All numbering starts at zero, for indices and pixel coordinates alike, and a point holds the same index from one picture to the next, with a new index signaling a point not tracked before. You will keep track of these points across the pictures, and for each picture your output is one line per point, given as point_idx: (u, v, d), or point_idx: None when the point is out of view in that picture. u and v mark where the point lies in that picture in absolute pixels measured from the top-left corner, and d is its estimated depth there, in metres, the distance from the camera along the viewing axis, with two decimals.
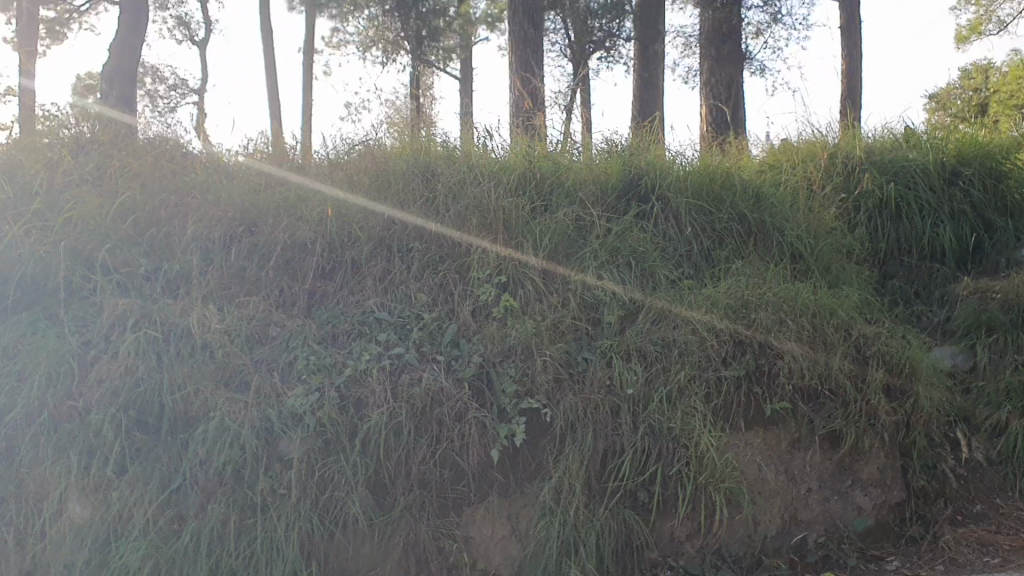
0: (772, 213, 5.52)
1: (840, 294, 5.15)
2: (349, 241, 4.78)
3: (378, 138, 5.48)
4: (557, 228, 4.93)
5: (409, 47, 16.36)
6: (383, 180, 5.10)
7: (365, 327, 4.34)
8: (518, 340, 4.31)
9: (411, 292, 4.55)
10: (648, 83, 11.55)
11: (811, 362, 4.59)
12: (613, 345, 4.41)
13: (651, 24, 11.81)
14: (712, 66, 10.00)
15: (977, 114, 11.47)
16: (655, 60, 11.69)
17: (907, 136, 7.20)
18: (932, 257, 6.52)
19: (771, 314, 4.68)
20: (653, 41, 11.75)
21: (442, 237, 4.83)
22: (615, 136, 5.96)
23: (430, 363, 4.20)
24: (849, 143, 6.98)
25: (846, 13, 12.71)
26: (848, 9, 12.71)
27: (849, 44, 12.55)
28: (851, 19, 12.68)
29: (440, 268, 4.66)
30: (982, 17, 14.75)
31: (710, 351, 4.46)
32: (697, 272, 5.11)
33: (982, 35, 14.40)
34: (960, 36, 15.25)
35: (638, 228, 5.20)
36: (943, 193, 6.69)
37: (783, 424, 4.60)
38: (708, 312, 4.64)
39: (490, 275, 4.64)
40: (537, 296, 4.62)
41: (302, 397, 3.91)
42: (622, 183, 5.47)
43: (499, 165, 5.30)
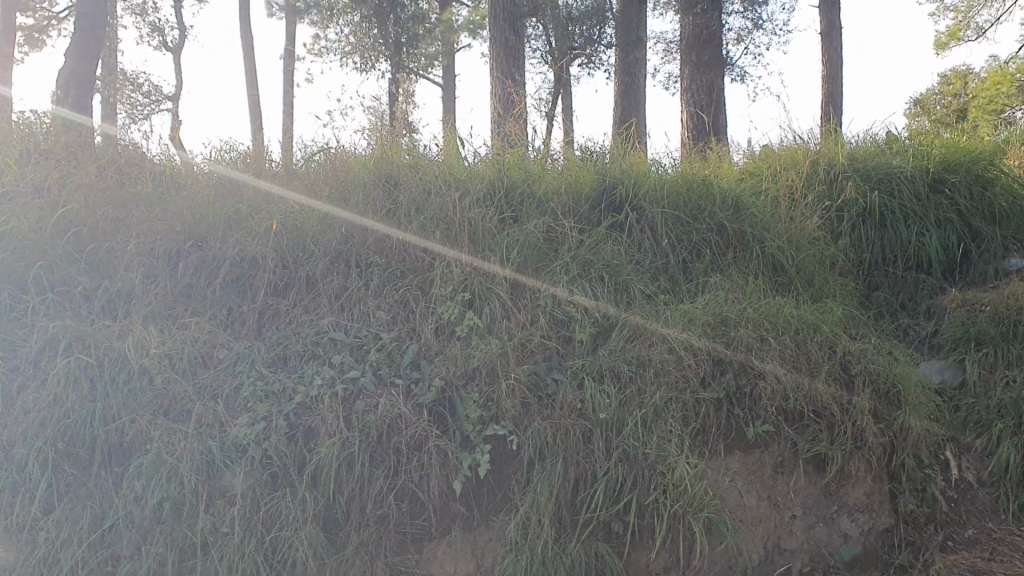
0: (753, 223, 5.27)
1: (823, 308, 4.92)
2: (304, 257, 4.48)
3: (339, 146, 5.20)
4: (526, 240, 4.65)
5: (388, 54, 16.13)
6: (342, 191, 4.82)
7: (319, 349, 4.05)
8: (484, 360, 4.01)
9: (370, 309, 4.26)
10: (629, 88, 11.33)
11: (794, 382, 4.34)
12: (585, 365, 4.15)
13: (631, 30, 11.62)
14: (692, 73, 9.79)
15: (960, 120, 11.30)
16: (636, 66, 11.49)
17: (893, 142, 6.97)
18: (919, 267, 6.27)
19: (751, 331, 4.42)
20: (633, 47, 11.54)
21: (403, 250, 4.54)
22: (591, 143, 5.71)
23: (388, 388, 3.91)
24: (832, 150, 6.76)
25: (827, 18, 12.54)
26: (830, 14, 12.51)
27: (830, 51, 12.38)
28: (833, 23, 12.47)
29: (400, 283, 4.38)
30: (961, 24, 14.63)
31: (687, 371, 4.20)
32: (673, 285, 4.86)
33: (962, 40, 14.25)
34: (938, 43, 15.12)
35: (612, 240, 4.95)
36: (928, 200, 6.47)
37: (764, 447, 4.35)
38: (685, 329, 4.39)
39: (454, 290, 4.34)
40: (505, 313, 4.33)
41: (246, 427, 3.68)
42: (595, 193, 5.21)
43: (467, 174, 5.03)
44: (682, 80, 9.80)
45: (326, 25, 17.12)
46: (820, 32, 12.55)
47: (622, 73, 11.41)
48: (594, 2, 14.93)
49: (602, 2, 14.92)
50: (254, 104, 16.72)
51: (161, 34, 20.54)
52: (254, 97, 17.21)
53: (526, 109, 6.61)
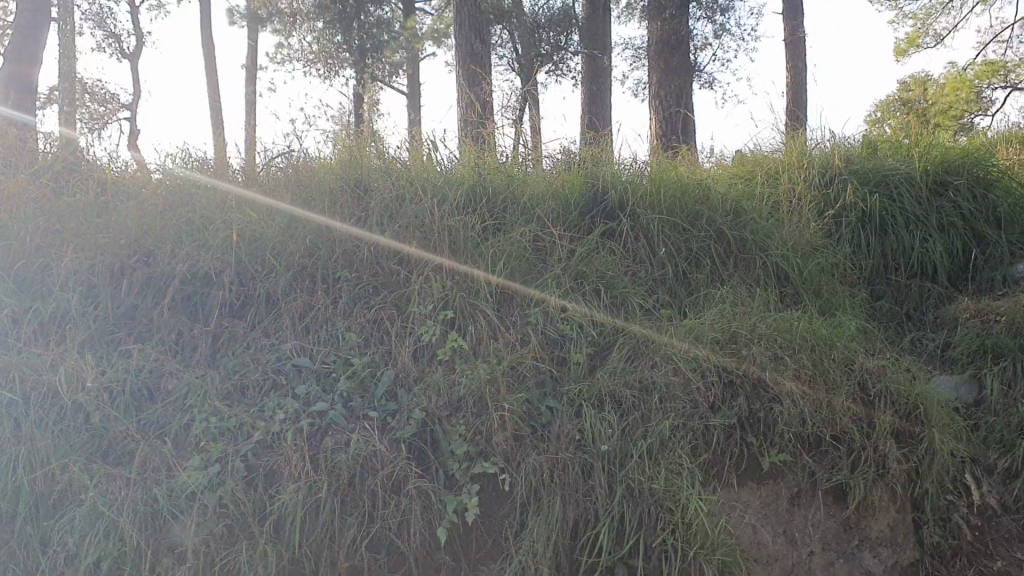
0: (754, 230, 4.85)
1: (836, 321, 4.49)
2: (262, 272, 3.99)
3: (300, 150, 4.72)
4: (513, 251, 4.20)
5: (352, 60, 15.58)
6: (307, 198, 4.34)
7: (280, 377, 3.57)
8: (471, 387, 3.54)
9: (339, 330, 3.79)
10: (596, 95, 10.90)
11: (813, 403, 3.91)
12: (582, 392, 3.71)
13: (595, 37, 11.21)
14: (661, 78, 9.40)
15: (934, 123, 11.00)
16: (605, 72, 11.11)
17: (888, 143, 6.60)
18: (923, 275, 5.88)
19: (764, 350, 4.00)
20: (600, 54, 11.15)
21: (375, 262, 4.07)
22: (576, 144, 5.27)
23: (361, 422, 3.43)
24: (828, 151, 6.37)
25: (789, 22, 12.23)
26: (795, 20, 12.18)
27: (795, 55, 12.06)
28: (798, 31, 12.18)
29: (373, 301, 3.90)
30: (919, 31, 14.46)
31: (696, 396, 3.76)
32: (673, 299, 4.43)
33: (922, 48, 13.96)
34: (898, 50, 14.92)
35: (605, 250, 4.52)
36: (929, 204, 6.11)
37: (779, 477, 3.89)
38: (691, 347, 3.94)
39: (434, 308, 3.88)
40: (491, 333, 3.86)
41: (197, 471, 3.20)
42: (583, 200, 4.77)
43: (442, 180, 4.59)
44: (651, 87, 9.42)
45: (287, 32, 16.57)
46: (786, 40, 12.24)
47: (591, 80, 11.01)
48: (561, 7, 14.54)
49: (569, 8, 14.54)
50: (212, 112, 16.11)
51: (116, 40, 19.83)
52: (213, 105, 16.61)
53: (501, 111, 6.17)
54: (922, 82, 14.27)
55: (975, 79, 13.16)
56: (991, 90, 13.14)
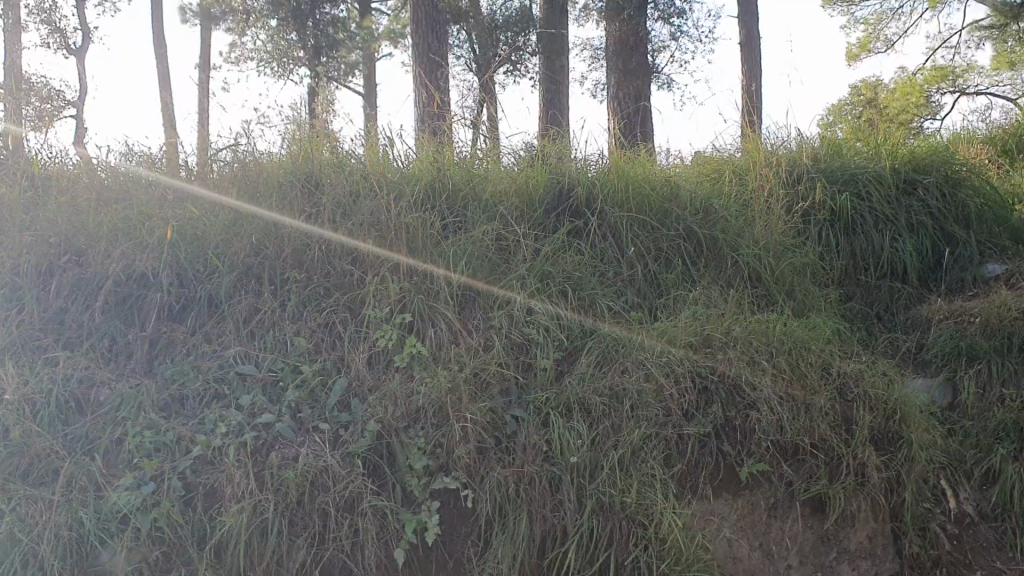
0: (725, 229, 4.66)
1: (810, 323, 4.30)
2: (205, 274, 3.70)
3: (247, 145, 4.43)
4: (476, 251, 3.97)
5: (305, 57, 15.15)
6: (254, 193, 4.07)
7: (223, 386, 3.29)
8: (430, 396, 3.29)
9: (288, 334, 3.51)
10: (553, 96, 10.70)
11: (792, 409, 3.70)
12: (549, 400, 3.48)
13: (553, 36, 11.01)
14: (620, 79, 9.21)
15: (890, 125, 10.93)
16: (563, 73, 10.91)
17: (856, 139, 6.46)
18: (893, 275, 5.73)
19: (740, 354, 3.78)
20: (558, 55, 10.95)
21: (327, 261, 3.80)
22: (539, 140, 5.04)
23: (310, 435, 3.18)
24: (797, 148, 6.20)
25: (745, 25, 12.11)
26: (752, 21, 12.11)
27: (750, 58, 11.96)
28: (754, 33, 12.10)
29: (325, 304, 3.64)
30: (872, 37, 14.47)
31: (669, 403, 3.54)
32: (641, 301, 4.21)
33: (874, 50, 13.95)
34: (850, 54, 14.96)
35: (571, 250, 4.30)
36: (898, 204, 5.96)
37: (755, 488, 3.66)
38: (664, 350, 3.71)
39: (391, 312, 3.62)
40: (452, 338, 3.61)
41: (129, 491, 2.92)
42: (547, 198, 4.55)
43: (401, 176, 4.36)
44: (609, 87, 9.24)
45: (239, 30, 16.17)
46: (740, 42, 12.13)
47: (548, 80, 10.81)
48: (518, 8, 14.33)
49: (527, 7, 14.32)
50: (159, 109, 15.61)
51: (61, 36, 19.21)
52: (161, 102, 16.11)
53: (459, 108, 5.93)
54: (874, 86, 14.19)
55: (925, 85, 13.10)
56: (940, 94, 13.11)
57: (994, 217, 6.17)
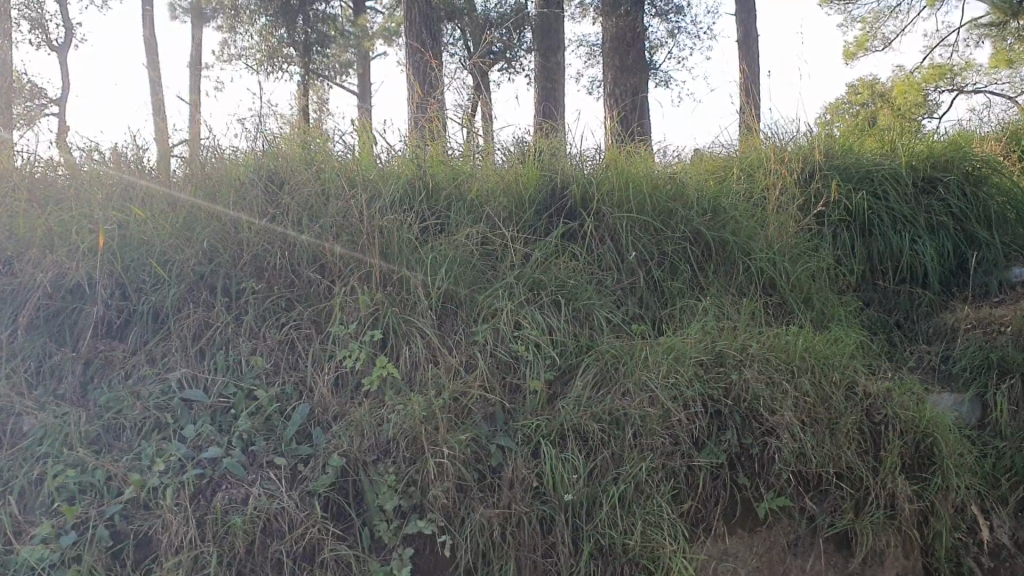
0: (735, 231, 4.23)
1: (831, 335, 3.87)
2: (150, 285, 3.27)
3: (206, 140, 4.00)
4: (457, 257, 3.54)
5: (296, 54, 14.25)
6: (211, 191, 3.64)
7: (164, 415, 2.86)
8: (404, 424, 2.83)
9: (242, 354, 3.08)
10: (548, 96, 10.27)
11: (815, 436, 3.28)
12: (540, 428, 3.06)
13: (548, 34, 10.57)
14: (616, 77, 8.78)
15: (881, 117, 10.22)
16: (559, 71, 10.46)
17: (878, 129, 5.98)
18: (913, 279, 5.29)
19: (758, 372, 3.31)
20: (554, 52, 10.51)
21: (290, 269, 3.36)
22: (532, 135, 4.60)
23: (263, 471, 2.74)
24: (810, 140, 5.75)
25: (742, 26, 11.67)
26: (750, 18, 11.68)
27: (748, 58, 11.54)
28: (751, 30, 11.65)
29: (286, 319, 3.21)
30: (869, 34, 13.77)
31: (677, 430, 3.13)
32: (643, 313, 3.80)
33: (869, 54, 13.22)
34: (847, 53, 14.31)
35: (565, 255, 3.88)
36: (916, 202, 5.54)
37: (773, 524, 3.22)
38: (670, 369, 3.28)
39: (361, 326, 3.19)
40: (430, 356, 3.18)
41: (46, 543, 2.50)
42: (539, 199, 4.12)
43: (377, 174, 3.93)
44: (605, 86, 8.82)
45: (227, 27, 15.69)
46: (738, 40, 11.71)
47: (542, 80, 10.37)
48: (513, 4, 13.86)
49: (522, 4, 13.85)
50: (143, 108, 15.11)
51: (43, 32, 18.65)
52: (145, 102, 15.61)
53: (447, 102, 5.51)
54: (874, 85, 13.72)
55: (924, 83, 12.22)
56: (939, 94, 12.49)
57: (1018, 216, 5.73)
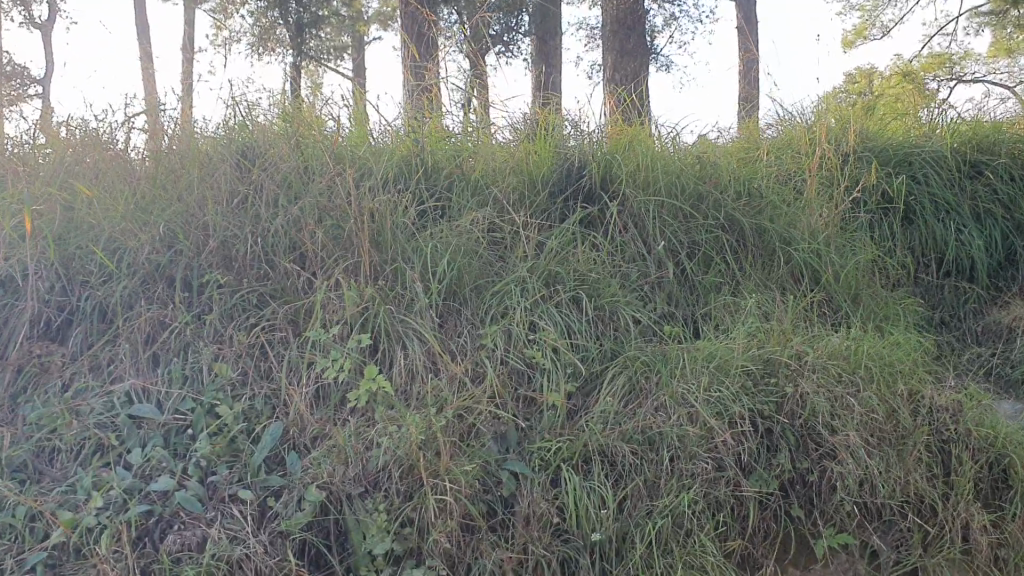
0: (772, 219, 3.74)
1: (889, 336, 3.36)
2: (97, 279, 2.78)
3: (169, 110, 3.48)
4: (462, 246, 3.04)
5: (286, 36, 12.86)
6: (173, 171, 3.13)
7: (107, 436, 2.37)
8: (397, 450, 2.32)
9: (203, 362, 2.58)
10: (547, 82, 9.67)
11: (882, 458, 2.76)
12: (561, 451, 2.57)
13: (547, 18, 9.98)
14: None
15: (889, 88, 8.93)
16: (558, 55, 9.86)
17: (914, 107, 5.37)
18: (958, 273, 4.72)
19: (817, 383, 2.77)
20: (553, 36, 9.92)
21: (265, 259, 2.87)
22: (541, 107, 4.07)
23: (225, 507, 2.24)
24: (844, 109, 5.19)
25: (744, 12, 11.13)
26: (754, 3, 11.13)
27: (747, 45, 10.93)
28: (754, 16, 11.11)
29: (259, 318, 2.71)
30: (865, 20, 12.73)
31: (722, 454, 2.62)
32: (673, 312, 3.30)
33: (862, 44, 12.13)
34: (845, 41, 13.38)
35: (583, 244, 3.38)
36: (960, 187, 4.94)
37: (830, 562, 2.68)
38: (713, 380, 2.77)
39: (347, 327, 2.68)
40: (431, 364, 2.67)
41: None
42: (552, 179, 3.61)
43: (367, 151, 3.43)
44: None
45: None
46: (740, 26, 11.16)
47: (540, 64, 9.78)
48: None
49: None
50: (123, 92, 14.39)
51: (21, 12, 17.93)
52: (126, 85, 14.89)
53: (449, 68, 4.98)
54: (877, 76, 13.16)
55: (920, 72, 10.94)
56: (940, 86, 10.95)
57: None
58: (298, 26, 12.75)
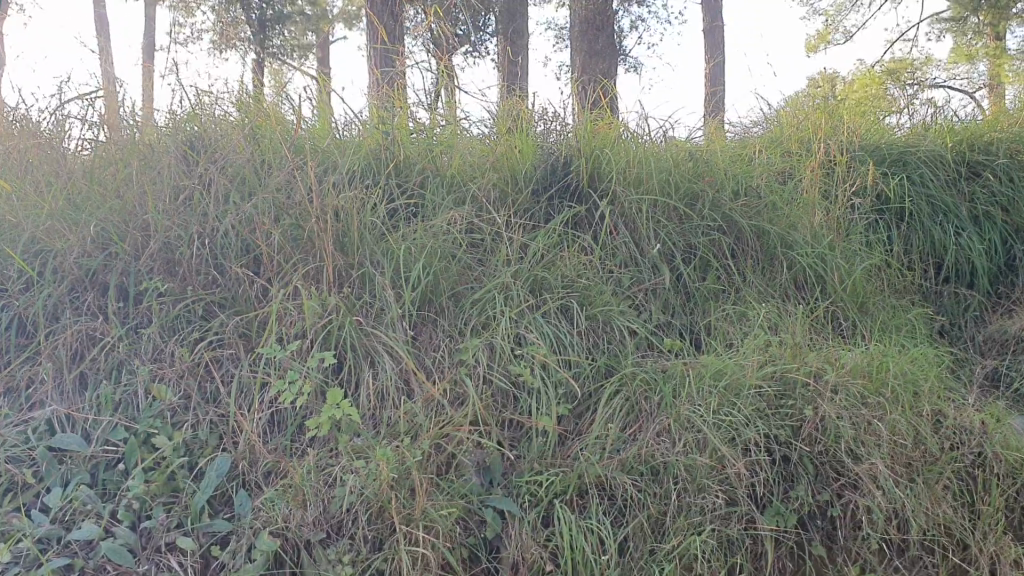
0: (771, 221, 3.43)
1: (906, 347, 3.04)
2: (17, 287, 2.42)
3: (109, 98, 3.12)
4: (438, 248, 2.71)
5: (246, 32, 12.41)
6: (108, 163, 2.77)
7: (22, 473, 2.01)
8: (364, 490, 1.98)
9: (139, 383, 2.23)
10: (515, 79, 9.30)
11: (909, 488, 2.44)
12: (553, 485, 2.24)
13: (516, 17, 9.66)
14: None
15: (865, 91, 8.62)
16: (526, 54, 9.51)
17: (908, 97, 4.81)
18: (957, 280, 4.09)
19: (838, 405, 2.46)
20: (521, 36, 9.60)
21: (216, 264, 2.52)
22: (521, 95, 3.73)
23: (161, 559, 1.88)
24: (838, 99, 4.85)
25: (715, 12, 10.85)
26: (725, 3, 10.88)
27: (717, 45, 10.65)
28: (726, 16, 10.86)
29: (205, 332, 2.37)
30: (831, 24, 12.50)
31: (735, 486, 2.30)
32: (669, 322, 2.99)
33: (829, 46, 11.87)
34: (811, 45, 13.17)
35: (570, 247, 3.06)
36: (957, 188, 4.32)
37: None
38: (722, 401, 2.47)
39: (308, 343, 2.34)
40: (404, 382, 2.34)
41: None
42: (535, 177, 3.29)
43: (330, 145, 3.09)
44: None
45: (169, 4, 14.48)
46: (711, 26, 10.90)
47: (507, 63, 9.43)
48: None
49: None
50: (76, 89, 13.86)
51: None
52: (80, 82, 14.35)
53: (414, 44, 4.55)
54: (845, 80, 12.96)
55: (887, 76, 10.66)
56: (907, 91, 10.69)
57: None
58: (259, 26, 12.37)
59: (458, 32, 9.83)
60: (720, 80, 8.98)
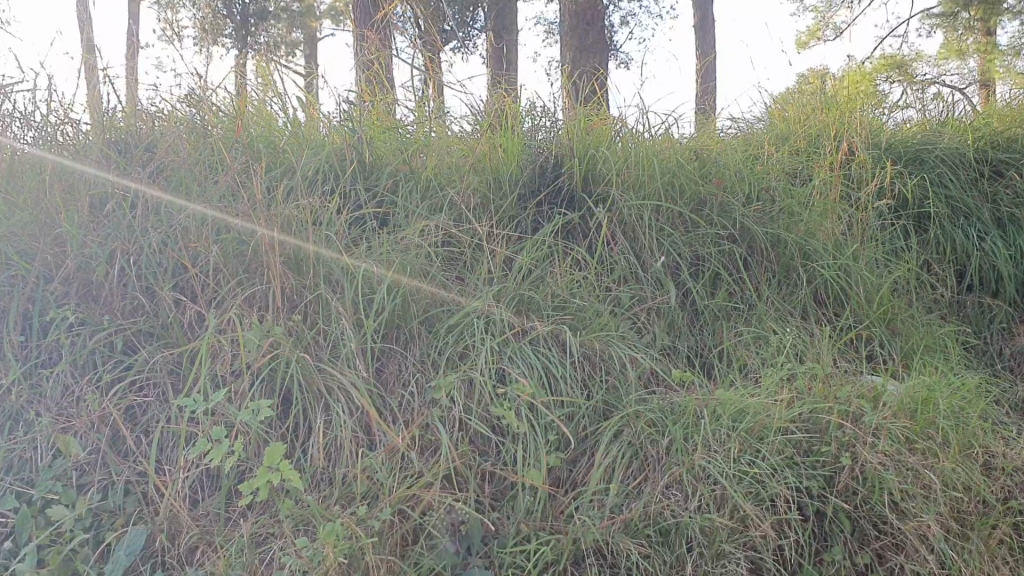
0: (787, 228, 3.05)
1: (944, 373, 2.64)
2: None
3: (36, 91, 2.73)
4: (408, 266, 2.33)
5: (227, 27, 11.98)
6: (24, 167, 2.40)
7: None
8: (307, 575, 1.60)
9: (41, 437, 1.85)
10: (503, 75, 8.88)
11: (966, 548, 2.00)
12: (540, 553, 1.85)
13: (504, 11, 9.24)
14: None
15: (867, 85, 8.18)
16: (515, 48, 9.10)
17: (923, 90, 4.40)
18: (983, 288, 3.65)
19: (880, 453, 2.06)
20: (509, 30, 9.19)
21: (145, 289, 2.15)
22: (507, 87, 3.33)
23: None
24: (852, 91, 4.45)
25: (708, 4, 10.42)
26: None
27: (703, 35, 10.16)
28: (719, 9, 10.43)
29: (125, 372, 1.99)
30: (826, 18, 12.10)
31: (764, 550, 1.93)
32: (674, 346, 2.61)
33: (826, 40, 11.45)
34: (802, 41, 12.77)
35: (562, 261, 2.68)
36: (981, 189, 3.90)
37: None
38: (745, 447, 2.09)
39: (249, 384, 1.95)
40: (364, 430, 1.96)
41: None
42: (522, 179, 2.90)
43: (287, 146, 2.70)
44: None
45: None
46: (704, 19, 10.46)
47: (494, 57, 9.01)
48: None
49: None
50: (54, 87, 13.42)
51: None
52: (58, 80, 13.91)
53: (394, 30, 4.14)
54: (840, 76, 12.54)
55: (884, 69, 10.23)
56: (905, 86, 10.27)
57: None
58: (241, 23, 11.93)
59: (445, 26, 9.41)
60: (711, 77, 8.61)
